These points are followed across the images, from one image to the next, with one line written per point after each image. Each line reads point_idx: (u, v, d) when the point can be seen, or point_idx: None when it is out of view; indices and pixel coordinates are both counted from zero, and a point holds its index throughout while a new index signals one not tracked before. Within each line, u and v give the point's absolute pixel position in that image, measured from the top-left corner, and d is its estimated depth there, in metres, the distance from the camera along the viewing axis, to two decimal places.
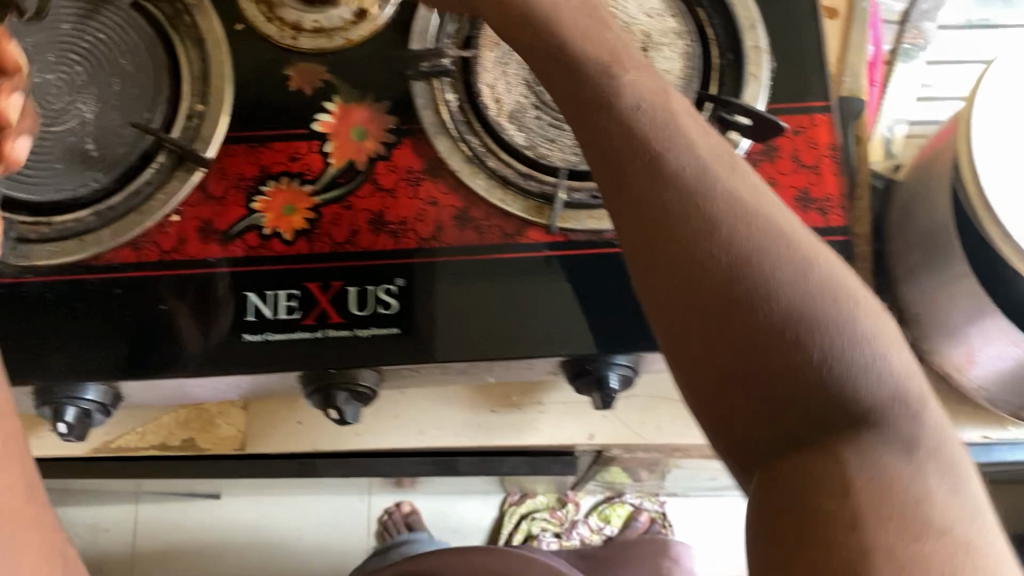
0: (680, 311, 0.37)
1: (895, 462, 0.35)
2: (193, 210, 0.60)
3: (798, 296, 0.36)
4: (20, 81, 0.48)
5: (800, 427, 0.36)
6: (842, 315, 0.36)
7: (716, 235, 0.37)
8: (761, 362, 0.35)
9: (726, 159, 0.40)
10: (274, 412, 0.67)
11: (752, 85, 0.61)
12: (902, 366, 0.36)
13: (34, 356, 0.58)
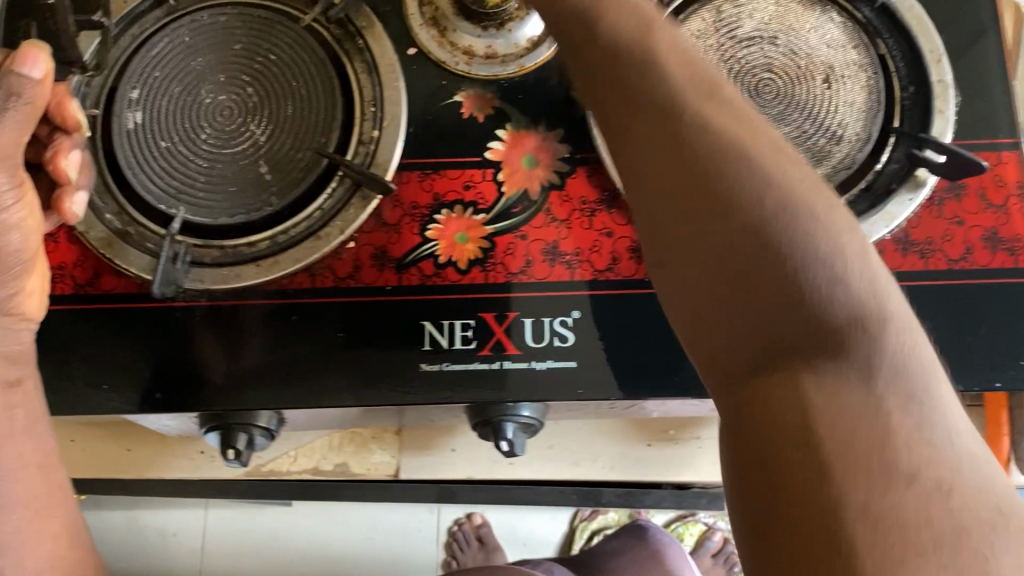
0: (678, 231, 0.35)
1: (851, 392, 0.31)
2: (368, 237, 0.60)
3: (777, 214, 0.34)
4: (79, 139, 0.52)
5: (758, 350, 0.33)
6: (808, 236, 0.33)
7: (705, 157, 0.35)
8: (744, 280, 0.33)
9: (706, 87, 0.38)
10: (427, 440, 0.66)
11: (939, 121, 0.60)
12: (878, 296, 0.33)
13: (212, 382, 0.58)
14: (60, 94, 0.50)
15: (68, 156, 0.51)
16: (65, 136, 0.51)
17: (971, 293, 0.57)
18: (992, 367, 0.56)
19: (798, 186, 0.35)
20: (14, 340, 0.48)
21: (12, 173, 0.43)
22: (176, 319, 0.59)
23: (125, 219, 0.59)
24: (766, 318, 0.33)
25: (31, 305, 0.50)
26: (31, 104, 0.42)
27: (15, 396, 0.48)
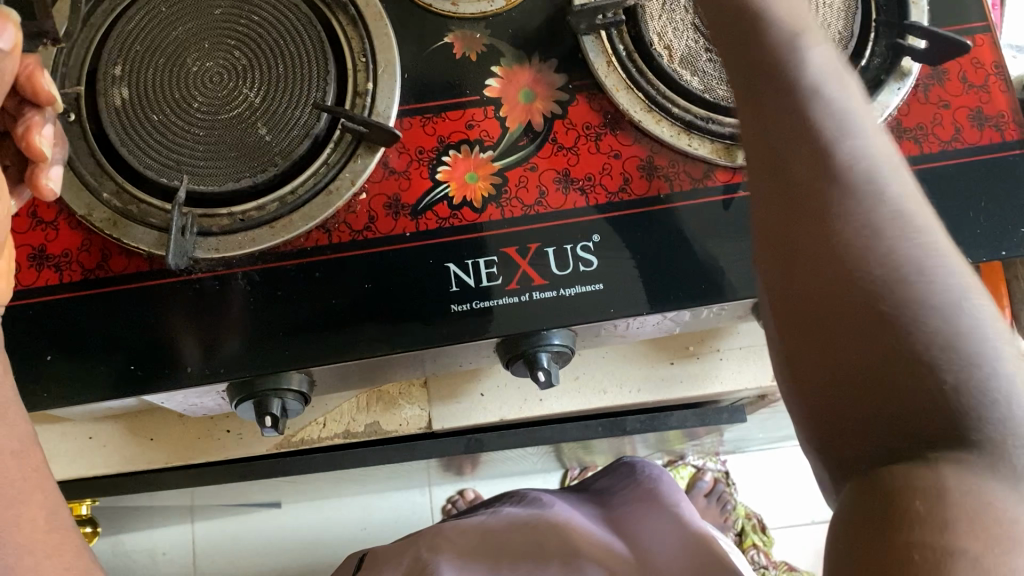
0: (810, 285, 0.34)
1: (1003, 492, 0.30)
2: (379, 186, 0.59)
3: (967, 337, 0.31)
4: (51, 113, 0.50)
5: (890, 435, 0.31)
6: (984, 346, 0.31)
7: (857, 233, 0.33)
8: (874, 360, 0.32)
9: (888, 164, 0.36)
10: (455, 385, 0.67)
11: (915, 12, 0.62)
12: None
13: (239, 350, 0.57)
14: (31, 66, 0.47)
15: (41, 132, 0.49)
16: (36, 111, 0.49)
17: (966, 168, 0.60)
18: (995, 238, 0.58)
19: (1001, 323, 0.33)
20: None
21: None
22: (194, 292, 0.58)
23: (125, 197, 0.58)
24: (918, 420, 0.31)
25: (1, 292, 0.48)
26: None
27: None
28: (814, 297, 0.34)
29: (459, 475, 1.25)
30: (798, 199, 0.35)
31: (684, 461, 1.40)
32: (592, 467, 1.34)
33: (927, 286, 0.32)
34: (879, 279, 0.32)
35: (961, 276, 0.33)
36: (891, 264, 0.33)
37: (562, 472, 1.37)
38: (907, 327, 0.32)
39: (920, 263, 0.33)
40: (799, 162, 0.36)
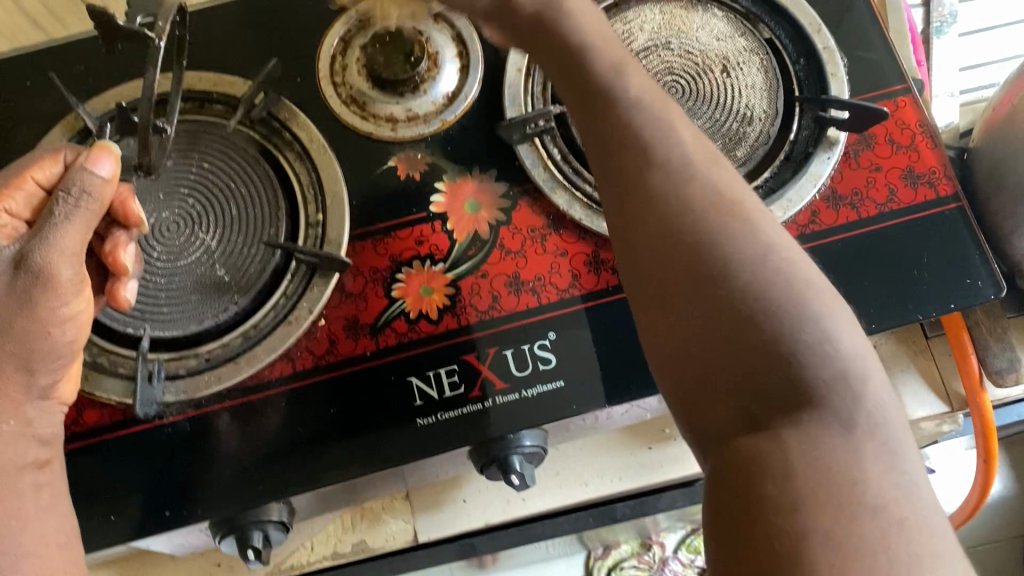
0: (667, 280, 0.39)
1: (836, 449, 0.34)
2: (337, 310, 0.61)
3: (795, 305, 0.36)
4: (136, 234, 0.57)
5: (748, 403, 0.35)
6: (807, 312, 0.36)
7: (699, 236, 0.39)
8: (723, 337, 0.36)
9: (718, 175, 0.42)
10: (438, 493, 0.68)
11: (835, 83, 0.64)
12: (870, 372, 0.37)
13: (213, 489, 0.58)
14: (125, 194, 0.56)
15: (126, 249, 0.56)
16: (123, 231, 0.56)
17: (903, 229, 0.61)
18: (941, 293, 0.60)
19: (818, 290, 0.37)
20: (49, 424, 0.52)
21: (76, 268, 0.49)
22: (166, 436, 0.59)
23: (93, 350, 0.60)
24: (762, 389, 0.35)
25: (66, 389, 0.54)
26: (99, 201, 0.49)
27: (42, 476, 0.50)
28: (665, 293, 0.39)
29: (479, 568, 1.22)
30: (648, 214, 0.41)
31: (709, 527, 1.36)
32: (613, 545, 1.30)
33: (755, 267, 0.38)
34: (711, 274, 0.38)
35: (787, 254, 0.39)
36: (728, 253, 0.38)
37: (584, 553, 1.33)
38: (747, 299, 0.37)
39: (747, 248, 0.38)
40: (644, 184, 0.42)
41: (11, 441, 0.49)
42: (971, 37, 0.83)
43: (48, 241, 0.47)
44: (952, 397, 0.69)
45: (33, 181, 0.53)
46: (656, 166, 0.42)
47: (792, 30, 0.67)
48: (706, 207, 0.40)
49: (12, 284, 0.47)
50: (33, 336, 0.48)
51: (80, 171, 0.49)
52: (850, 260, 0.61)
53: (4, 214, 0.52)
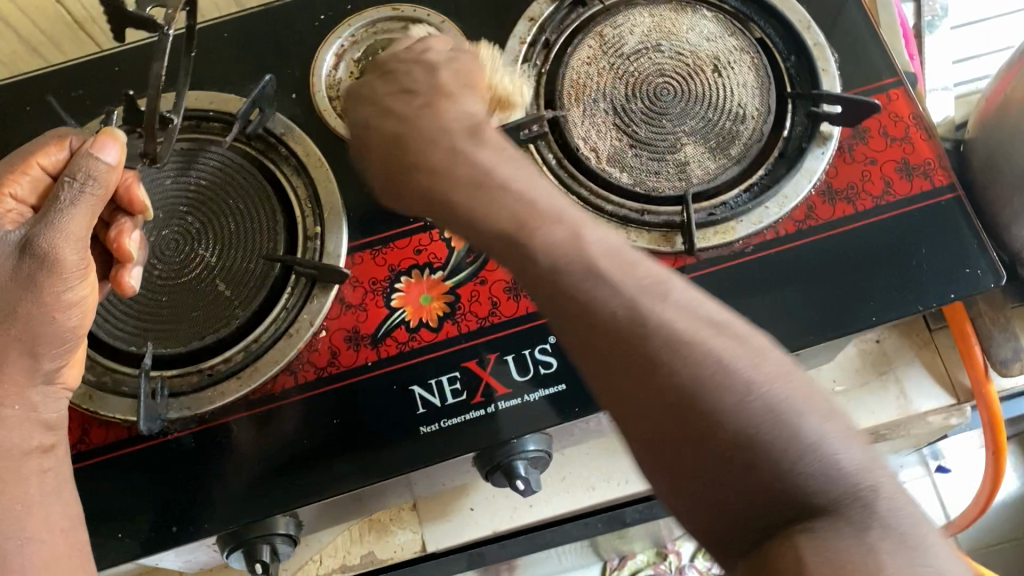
0: (637, 417, 0.35)
1: (854, 556, 0.31)
2: (338, 322, 0.61)
3: (773, 423, 0.33)
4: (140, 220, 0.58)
5: (755, 524, 0.33)
6: (792, 425, 0.33)
7: (659, 364, 0.35)
8: (718, 472, 0.33)
9: (654, 284, 0.37)
10: (445, 503, 0.68)
11: (826, 79, 0.65)
12: (866, 457, 0.33)
13: (218, 503, 0.58)
14: (130, 180, 0.56)
15: (130, 236, 0.56)
16: (128, 217, 0.57)
17: (900, 221, 0.61)
18: (941, 282, 0.59)
19: (800, 395, 0.34)
20: (55, 408, 0.53)
21: (81, 253, 0.50)
22: (171, 452, 0.59)
23: (98, 369, 0.60)
24: (765, 514, 0.33)
25: (73, 373, 0.55)
26: (104, 188, 0.50)
27: (49, 460, 0.52)
28: (645, 432, 0.35)
29: None
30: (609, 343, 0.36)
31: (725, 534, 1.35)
32: (627, 555, 1.29)
33: (721, 393, 0.34)
34: (688, 404, 0.34)
35: (751, 363, 0.35)
36: (688, 379, 0.34)
37: (599, 564, 1.32)
38: (724, 430, 0.33)
39: (721, 363, 0.34)
40: (581, 312, 0.37)
41: (17, 425, 0.51)
42: (961, 30, 0.84)
43: (55, 225, 0.48)
44: (958, 389, 0.68)
45: (38, 167, 0.54)
46: (601, 280, 0.37)
47: (781, 29, 0.67)
48: (659, 323, 0.36)
49: (18, 267, 0.49)
50: (38, 321, 0.50)
51: (85, 157, 0.49)
52: (847, 253, 0.61)
53: (9, 199, 0.53)
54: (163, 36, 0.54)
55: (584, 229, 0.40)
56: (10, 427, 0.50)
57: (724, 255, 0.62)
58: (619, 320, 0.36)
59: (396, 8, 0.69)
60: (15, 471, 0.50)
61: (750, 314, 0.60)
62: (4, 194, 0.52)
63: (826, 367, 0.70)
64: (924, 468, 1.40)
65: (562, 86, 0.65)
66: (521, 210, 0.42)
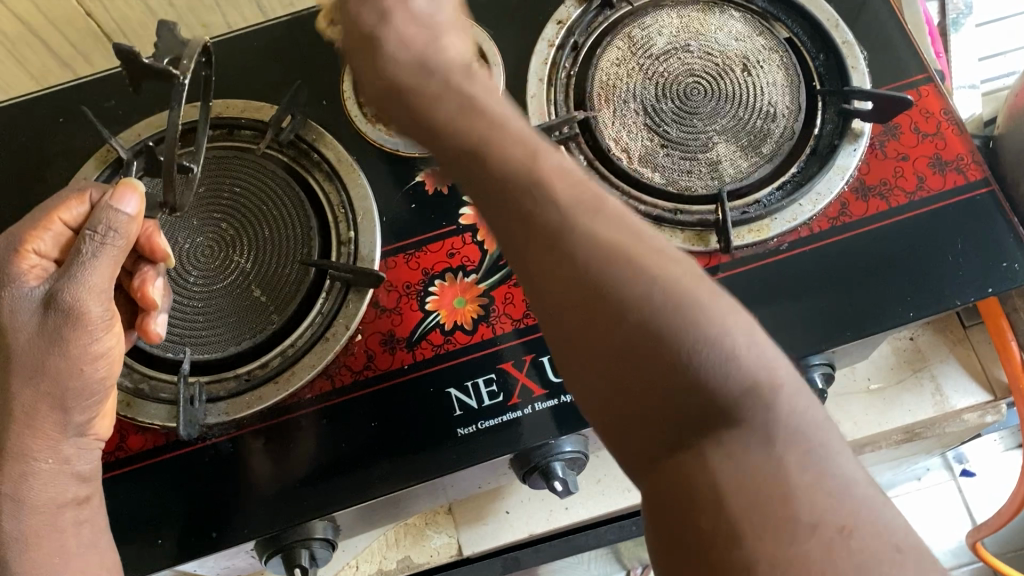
0: (539, 296, 0.35)
1: (758, 455, 0.30)
2: (373, 325, 0.62)
3: (673, 307, 0.32)
4: (163, 268, 0.57)
5: (668, 423, 0.32)
6: (694, 311, 0.32)
7: (561, 245, 0.35)
8: (625, 359, 0.32)
9: (574, 176, 0.38)
10: (480, 506, 0.68)
11: (856, 76, 0.64)
12: (768, 354, 0.33)
13: (256, 508, 0.58)
14: (151, 230, 0.56)
15: (154, 284, 0.56)
16: (151, 266, 0.57)
17: (935, 215, 0.61)
18: (980, 276, 0.59)
19: (711, 295, 0.33)
20: (88, 461, 0.52)
21: (106, 305, 0.49)
22: (210, 458, 0.59)
23: (136, 377, 0.61)
24: (669, 414, 0.32)
25: (104, 425, 0.54)
26: (126, 240, 0.49)
27: (84, 512, 0.51)
28: (545, 307, 0.35)
29: None
30: (514, 221, 0.37)
31: None
32: (652, 564, 1.28)
33: (629, 274, 0.33)
34: (597, 286, 0.33)
35: (648, 241, 0.35)
36: (596, 266, 0.34)
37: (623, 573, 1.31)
38: (638, 311, 0.32)
39: (632, 241, 0.35)
40: (495, 191, 0.38)
41: (51, 478, 0.50)
42: (986, 27, 0.84)
43: (77, 281, 0.48)
44: (994, 386, 0.68)
45: (61, 222, 0.52)
46: (526, 188, 0.37)
47: (807, 27, 0.67)
48: (564, 200, 0.36)
49: (44, 323, 0.48)
50: (66, 375, 0.49)
51: (105, 209, 0.48)
52: (882, 249, 0.60)
53: (32, 255, 0.51)
54: (179, 85, 0.50)
55: (494, 129, 0.40)
56: (44, 479, 0.50)
57: (758, 252, 0.62)
58: (530, 209, 0.36)
59: None
60: (50, 522, 0.49)
61: (789, 313, 0.59)
62: (28, 251, 0.50)
63: (860, 365, 0.70)
64: (948, 473, 1.40)
65: (591, 89, 0.66)
66: (471, 122, 0.41)
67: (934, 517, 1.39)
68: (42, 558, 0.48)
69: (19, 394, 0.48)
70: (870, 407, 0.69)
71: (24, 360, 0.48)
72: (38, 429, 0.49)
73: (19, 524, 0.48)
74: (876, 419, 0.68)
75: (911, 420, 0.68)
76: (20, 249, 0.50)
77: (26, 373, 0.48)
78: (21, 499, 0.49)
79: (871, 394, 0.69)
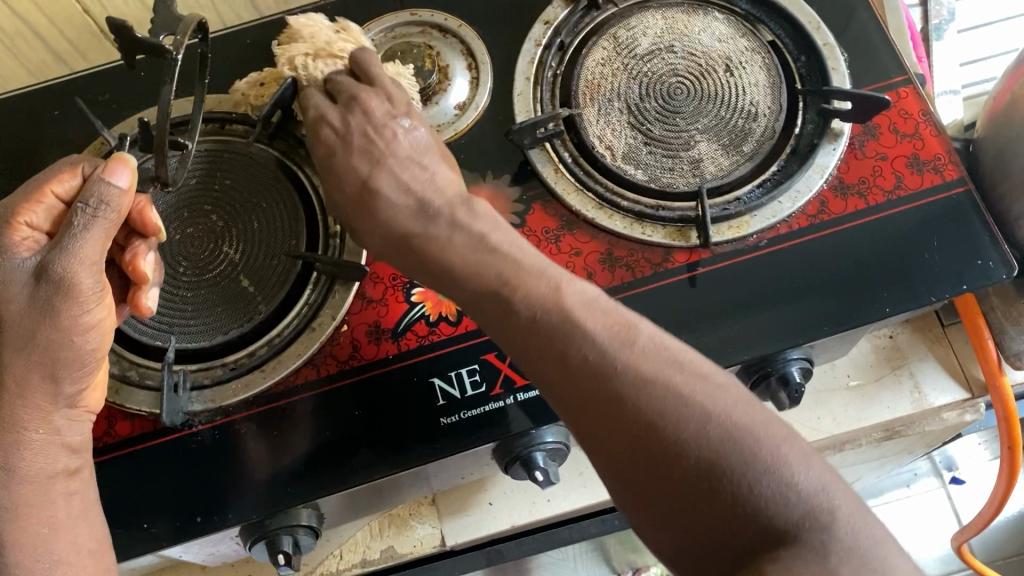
0: (605, 441, 0.40)
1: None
2: (359, 316, 0.63)
3: (728, 448, 0.37)
4: (154, 242, 0.58)
5: (726, 549, 0.36)
6: (743, 450, 0.37)
7: (621, 398, 0.40)
8: (683, 495, 0.37)
9: (625, 321, 0.43)
10: (464, 497, 0.69)
11: (836, 77, 0.66)
12: (819, 481, 0.37)
13: (242, 493, 0.58)
14: (142, 203, 0.56)
15: (145, 258, 0.57)
16: (143, 240, 0.57)
17: (913, 214, 0.62)
18: (955, 273, 0.60)
19: (761, 424, 0.38)
20: (78, 432, 0.54)
21: (97, 277, 0.50)
22: (196, 444, 0.60)
23: (123, 364, 0.62)
24: (735, 543, 0.36)
25: (94, 398, 0.55)
26: (117, 211, 0.49)
27: (73, 483, 0.53)
28: (611, 452, 0.39)
29: None
30: (572, 374, 0.41)
31: None
32: (642, 568, 1.29)
33: (683, 420, 0.38)
34: (651, 429, 0.38)
35: (700, 385, 0.40)
36: (649, 411, 0.39)
37: None
38: (687, 451, 0.37)
39: (670, 387, 0.40)
40: (550, 348, 0.43)
41: (41, 449, 0.51)
42: (968, 34, 0.86)
43: (68, 251, 0.48)
44: (972, 384, 0.69)
45: (52, 195, 0.53)
46: (582, 337, 0.42)
47: (790, 28, 0.69)
48: (619, 353, 0.41)
49: (35, 293, 0.49)
50: (58, 347, 0.49)
51: (98, 182, 0.49)
52: (860, 246, 0.62)
53: (25, 228, 0.52)
54: (172, 62, 0.51)
55: (538, 281, 0.46)
56: (35, 451, 0.51)
57: (737, 248, 0.62)
58: (576, 359, 0.42)
59: (413, 13, 0.71)
60: (42, 491, 0.51)
61: (768, 307, 0.60)
62: (20, 223, 0.52)
63: (840, 362, 0.71)
64: (938, 480, 1.40)
65: (577, 87, 0.67)
66: (517, 273, 0.47)
67: (924, 525, 1.40)
68: (33, 526, 0.50)
69: (10, 365, 0.49)
70: (849, 404, 0.69)
71: (16, 332, 0.49)
72: (30, 400, 0.50)
73: (7, 495, 0.50)
74: (855, 415, 0.69)
75: (888, 416, 0.68)
76: (12, 221, 0.51)
77: (17, 345, 0.49)
78: (10, 468, 0.50)
79: (850, 392, 0.70)
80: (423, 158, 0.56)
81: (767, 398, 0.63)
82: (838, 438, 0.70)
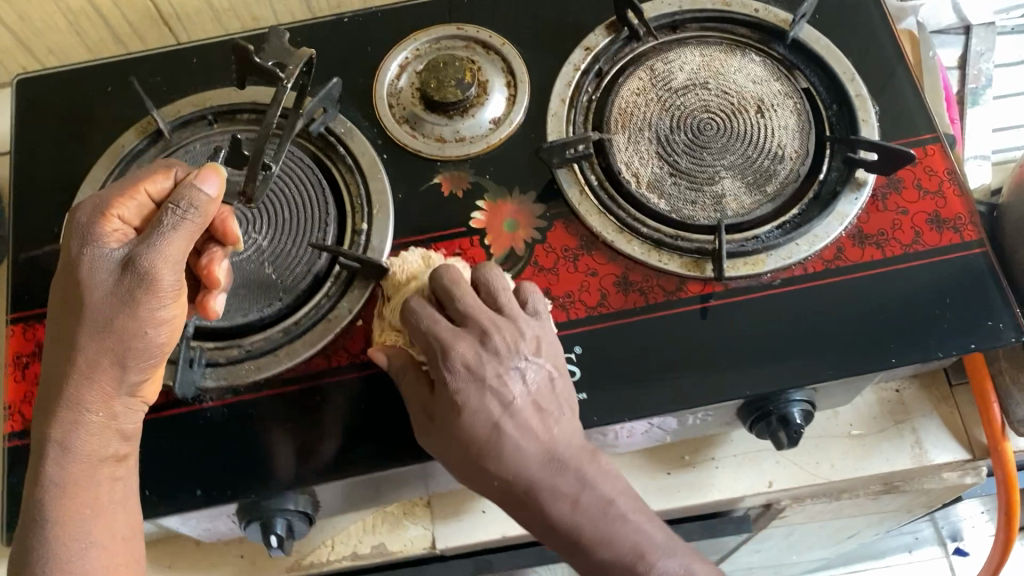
0: None
1: None
2: (374, 312, 0.64)
3: None
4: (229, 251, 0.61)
5: None
6: None
7: None
8: None
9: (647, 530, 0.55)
10: (458, 502, 0.70)
11: (865, 129, 0.67)
12: None
13: (248, 474, 0.60)
14: (226, 214, 0.59)
15: (220, 264, 0.59)
16: (220, 248, 0.60)
17: (928, 269, 0.63)
18: (965, 331, 0.60)
19: None
20: (132, 420, 0.55)
21: (177, 276, 0.52)
22: (206, 419, 0.62)
23: None
24: None
25: (151, 390, 0.57)
26: (203, 216, 0.52)
27: (119, 470, 0.54)
28: None
29: None
30: None
31: None
32: None
33: None
34: None
35: None
36: None
37: None
38: None
39: None
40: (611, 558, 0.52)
41: (97, 433, 0.52)
42: (1003, 101, 0.86)
43: (154, 248, 0.51)
44: (974, 446, 0.69)
45: (144, 193, 0.56)
46: None
47: (825, 78, 0.70)
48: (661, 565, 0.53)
49: (118, 284, 0.51)
50: (130, 335, 0.51)
51: (191, 187, 0.52)
52: (871, 295, 0.62)
53: (116, 220, 0.54)
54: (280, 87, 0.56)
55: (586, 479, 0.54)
56: (91, 433, 0.52)
57: (750, 285, 0.63)
58: None
59: (459, 28, 0.73)
60: (89, 473, 0.52)
61: (778, 347, 0.61)
62: (112, 215, 0.54)
63: (844, 410, 0.72)
64: (941, 549, 1.40)
65: (611, 113, 0.69)
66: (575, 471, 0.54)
67: None
68: (76, 505, 0.51)
69: (82, 348, 0.51)
70: (849, 454, 0.70)
71: (94, 315, 0.51)
72: (96, 384, 0.52)
73: (61, 472, 0.51)
74: (854, 464, 0.69)
75: (885, 470, 0.69)
76: (105, 213, 0.54)
77: (93, 330, 0.51)
78: (67, 446, 0.52)
79: (851, 441, 0.70)
80: (549, 408, 0.56)
81: (767, 437, 0.64)
82: (839, 485, 0.70)
